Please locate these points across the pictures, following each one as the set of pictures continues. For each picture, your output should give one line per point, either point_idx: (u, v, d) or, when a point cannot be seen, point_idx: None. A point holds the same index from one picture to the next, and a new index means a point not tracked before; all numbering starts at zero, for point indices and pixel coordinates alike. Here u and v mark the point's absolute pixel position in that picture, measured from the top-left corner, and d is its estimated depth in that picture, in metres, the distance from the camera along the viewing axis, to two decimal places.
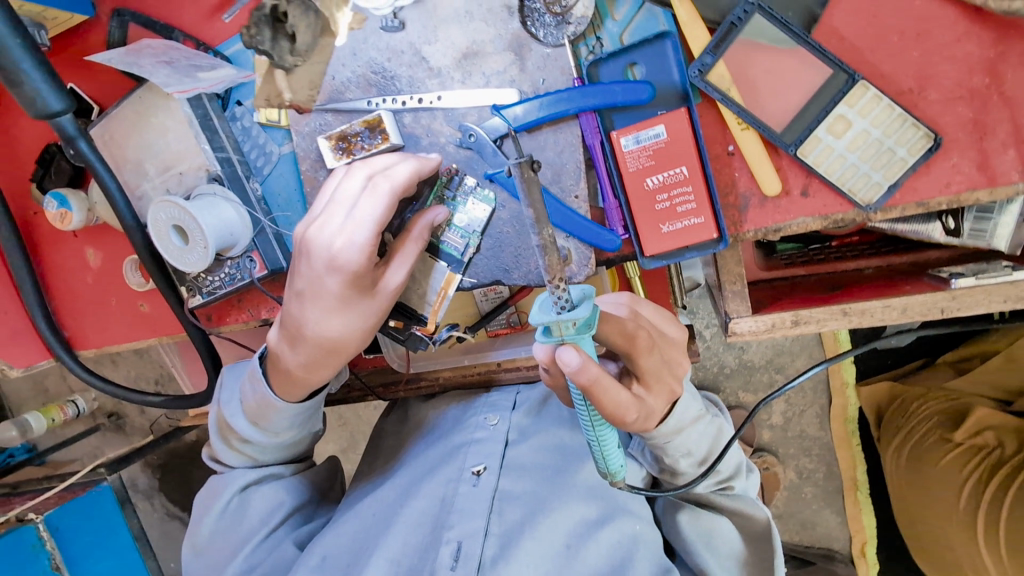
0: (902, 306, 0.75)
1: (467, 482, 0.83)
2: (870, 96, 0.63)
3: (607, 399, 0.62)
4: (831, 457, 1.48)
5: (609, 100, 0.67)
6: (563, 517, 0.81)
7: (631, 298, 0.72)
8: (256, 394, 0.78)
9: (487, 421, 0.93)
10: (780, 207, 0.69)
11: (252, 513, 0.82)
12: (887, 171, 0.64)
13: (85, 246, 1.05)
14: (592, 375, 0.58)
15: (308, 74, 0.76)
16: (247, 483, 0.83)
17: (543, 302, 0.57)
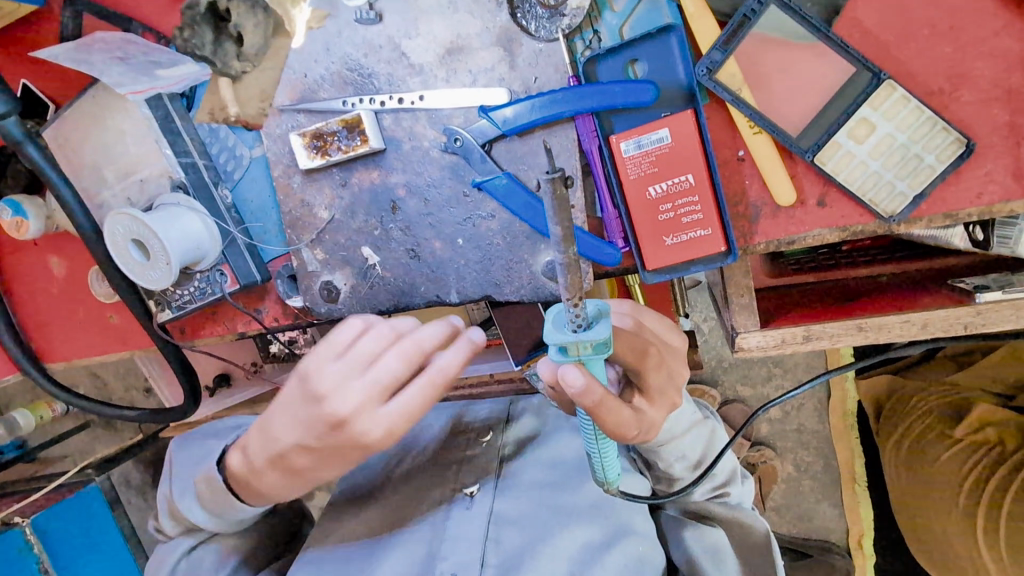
0: (922, 322, 0.70)
1: (460, 504, 0.80)
2: (897, 97, 0.57)
3: (612, 419, 0.57)
4: (829, 450, 1.42)
5: (608, 101, 0.61)
6: (565, 543, 0.77)
7: (633, 307, 0.68)
8: (208, 486, 0.73)
9: (479, 439, 0.89)
10: (794, 218, 0.63)
11: (204, 568, 0.78)
12: (913, 180, 0.58)
13: (47, 255, 0.98)
14: (596, 397, 0.53)
15: (256, 82, 0.74)
16: (190, 546, 0.79)
17: (557, 317, 0.52)
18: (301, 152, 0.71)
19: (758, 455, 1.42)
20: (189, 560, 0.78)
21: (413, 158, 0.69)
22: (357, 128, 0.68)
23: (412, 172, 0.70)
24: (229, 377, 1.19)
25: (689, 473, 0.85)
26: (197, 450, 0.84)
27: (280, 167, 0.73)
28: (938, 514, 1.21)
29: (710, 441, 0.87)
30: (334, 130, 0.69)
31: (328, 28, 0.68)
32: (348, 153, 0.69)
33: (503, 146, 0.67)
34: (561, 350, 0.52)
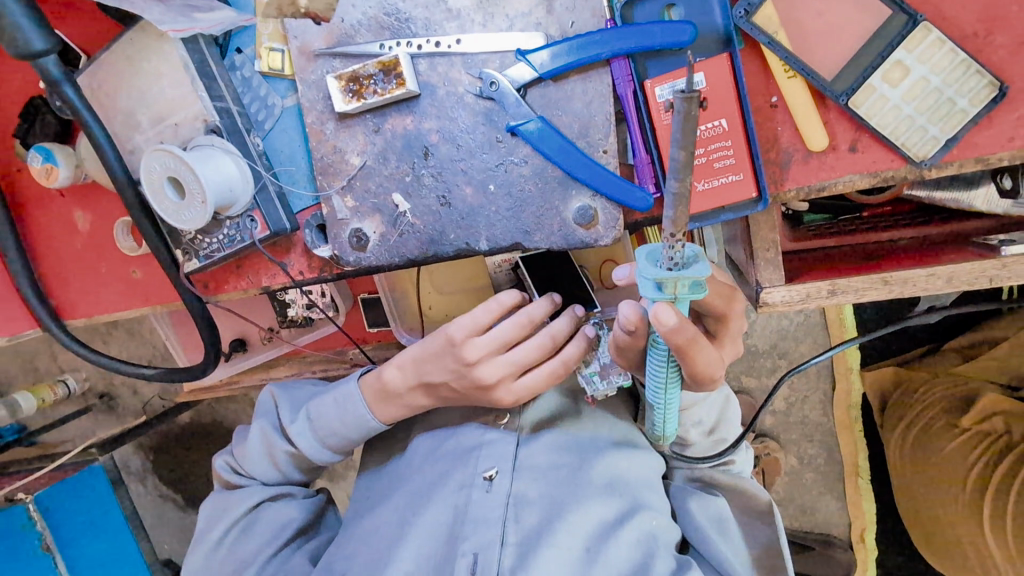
0: (947, 276, 0.71)
1: (479, 488, 0.79)
2: (932, 39, 0.58)
3: (700, 361, 0.58)
4: (832, 442, 1.43)
5: (646, 42, 0.62)
6: (582, 519, 0.77)
7: (699, 261, 0.66)
8: (344, 415, 0.80)
9: (498, 420, 0.86)
10: (826, 164, 0.64)
11: (260, 530, 0.83)
12: (945, 124, 0.59)
13: (73, 207, 0.99)
14: (689, 334, 0.54)
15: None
16: (267, 497, 0.85)
17: (651, 254, 0.52)
18: (337, 94, 0.72)
19: (762, 446, 1.43)
20: (255, 514, 0.84)
21: (447, 104, 0.70)
22: (394, 70, 0.69)
23: (445, 118, 0.71)
24: (245, 342, 1.17)
25: (703, 438, 0.88)
26: (295, 392, 0.89)
27: (313, 113, 0.74)
28: (943, 509, 1.20)
29: (725, 408, 0.91)
30: (370, 73, 0.70)
31: None
32: (383, 96, 0.70)
33: (537, 91, 0.67)
34: (657, 288, 0.51)
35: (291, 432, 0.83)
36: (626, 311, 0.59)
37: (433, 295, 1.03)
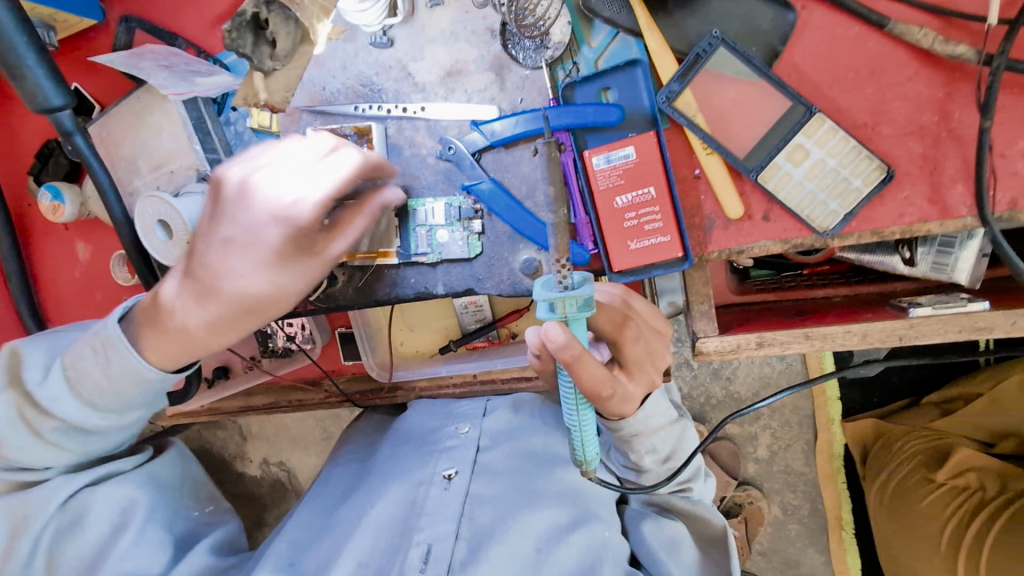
0: (862, 332, 0.77)
1: (438, 485, 0.85)
2: (826, 128, 0.66)
3: (592, 379, 0.59)
4: (815, 494, 1.44)
5: (582, 120, 0.70)
6: (532, 522, 0.80)
7: (626, 290, 0.72)
8: (109, 367, 0.65)
9: (459, 430, 0.95)
10: (743, 230, 0.72)
11: (102, 517, 0.73)
12: (843, 200, 0.67)
13: (75, 239, 1.07)
14: (577, 351, 0.56)
15: (284, 79, 0.79)
16: (79, 489, 0.73)
17: (546, 280, 0.57)
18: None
19: (745, 495, 1.44)
20: (72, 507, 0.72)
21: (411, 163, 0.79)
22: (366, 134, 0.78)
23: (409, 175, 0.79)
24: (228, 369, 1.22)
25: (658, 466, 0.92)
26: (46, 338, 0.73)
27: None
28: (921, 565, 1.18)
29: (680, 438, 0.94)
30: (346, 134, 0.78)
31: (346, 49, 0.78)
32: None
33: (491, 156, 0.76)
34: (550, 309, 0.56)
35: (71, 378, 0.66)
36: (531, 338, 0.62)
37: (404, 332, 1.12)
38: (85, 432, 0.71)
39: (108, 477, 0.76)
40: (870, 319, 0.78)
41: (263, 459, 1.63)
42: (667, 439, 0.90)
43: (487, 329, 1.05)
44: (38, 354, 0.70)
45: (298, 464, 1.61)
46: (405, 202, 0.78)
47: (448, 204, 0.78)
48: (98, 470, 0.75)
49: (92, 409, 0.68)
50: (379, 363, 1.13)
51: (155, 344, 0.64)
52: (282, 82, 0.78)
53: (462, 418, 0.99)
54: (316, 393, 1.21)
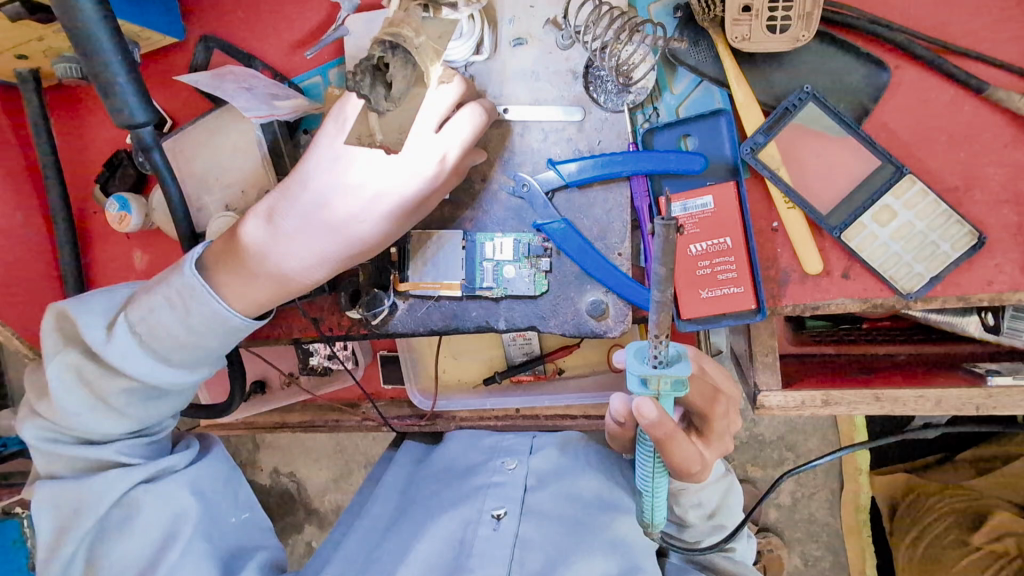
0: (936, 398, 0.75)
1: (487, 525, 0.84)
2: (916, 189, 0.65)
3: (678, 455, 0.64)
4: (838, 547, 1.33)
5: (662, 166, 0.70)
6: (584, 572, 0.79)
7: (697, 352, 0.71)
8: (190, 319, 0.64)
9: (506, 466, 0.93)
10: (821, 286, 0.70)
11: (152, 527, 0.68)
12: (930, 263, 0.65)
13: (134, 248, 1.09)
14: (667, 430, 0.60)
15: (399, 121, 0.52)
16: (135, 484, 0.68)
17: (639, 351, 0.59)
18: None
19: (766, 542, 1.33)
20: (125, 503, 0.68)
21: (482, 196, 0.79)
22: None
23: (479, 209, 0.79)
24: (265, 385, 1.21)
25: (703, 522, 0.91)
26: (107, 294, 0.69)
27: None
28: None
29: (724, 496, 0.94)
30: None
31: None
32: None
33: (563, 195, 0.76)
34: (642, 384, 0.58)
35: (142, 336, 0.64)
36: (618, 403, 0.66)
37: (447, 360, 1.11)
38: (147, 394, 0.67)
39: (161, 473, 0.71)
40: (944, 385, 0.76)
41: (273, 469, 1.61)
42: (714, 492, 0.91)
43: (535, 364, 1.05)
44: (95, 316, 0.66)
45: (308, 476, 1.59)
46: (474, 236, 0.79)
47: (518, 241, 0.78)
48: (154, 464, 0.70)
49: (164, 367, 0.65)
50: (422, 390, 1.13)
51: (232, 285, 0.65)
52: (397, 127, 0.51)
53: (507, 453, 0.97)
54: (353, 415, 1.20)
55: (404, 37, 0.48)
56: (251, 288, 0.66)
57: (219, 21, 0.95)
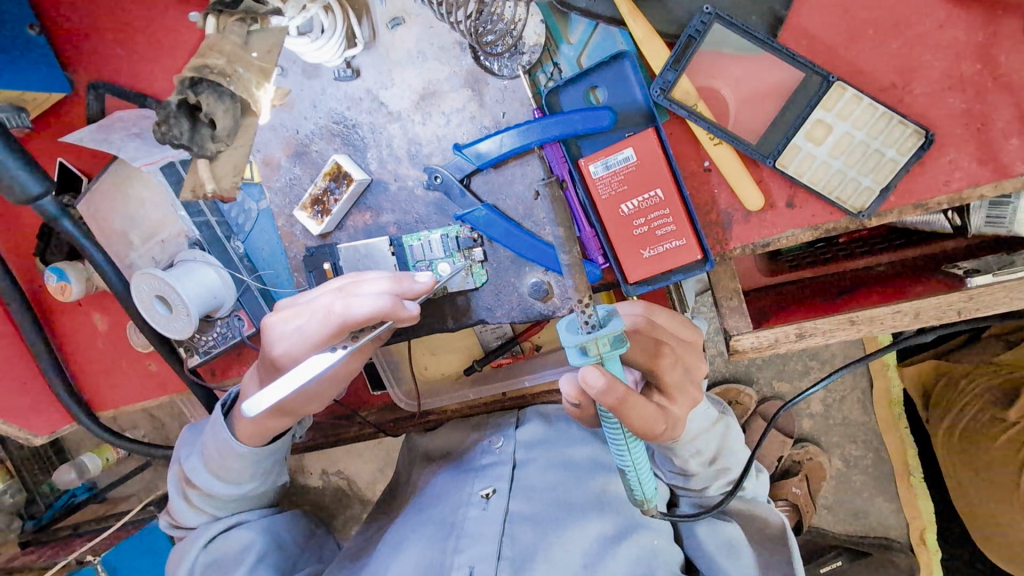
0: (913, 311, 0.70)
1: (477, 506, 0.86)
2: (848, 97, 0.58)
3: (638, 418, 0.58)
4: (878, 442, 1.21)
5: (570, 130, 0.64)
6: (578, 536, 0.83)
7: (646, 306, 0.64)
8: (220, 444, 0.73)
9: (493, 445, 0.98)
10: (766, 220, 0.65)
11: (226, 560, 0.75)
12: (877, 174, 0.59)
13: (91, 312, 1.09)
14: (621, 396, 0.53)
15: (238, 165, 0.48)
16: (214, 535, 0.76)
17: (569, 324, 0.54)
18: (308, 222, 0.76)
19: (803, 452, 1.21)
20: (211, 551, 0.75)
21: (400, 197, 0.74)
22: (341, 174, 0.74)
23: (400, 211, 0.75)
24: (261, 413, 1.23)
25: (705, 469, 0.88)
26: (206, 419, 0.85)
27: (283, 217, 0.79)
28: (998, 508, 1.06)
29: (725, 438, 0.90)
30: (325, 188, 0.75)
31: (312, 86, 0.73)
32: (343, 200, 0.74)
33: (480, 178, 0.71)
34: (582, 353, 0.54)
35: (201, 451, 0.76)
36: (569, 386, 0.60)
37: (428, 357, 1.09)
38: (212, 495, 0.76)
39: (238, 523, 0.78)
40: (922, 296, 0.70)
41: (324, 470, 1.37)
42: (712, 437, 0.88)
43: (511, 346, 1.01)
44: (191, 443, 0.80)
45: (356, 471, 1.35)
46: (399, 239, 0.74)
47: (445, 236, 0.73)
48: (232, 516, 0.78)
49: (213, 481, 0.76)
50: (405, 393, 1.12)
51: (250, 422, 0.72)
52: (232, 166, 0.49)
53: (496, 431, 1.01)
54: (351, 426, 1.21)
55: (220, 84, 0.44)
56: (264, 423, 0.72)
57: (103, 63, 0.90)
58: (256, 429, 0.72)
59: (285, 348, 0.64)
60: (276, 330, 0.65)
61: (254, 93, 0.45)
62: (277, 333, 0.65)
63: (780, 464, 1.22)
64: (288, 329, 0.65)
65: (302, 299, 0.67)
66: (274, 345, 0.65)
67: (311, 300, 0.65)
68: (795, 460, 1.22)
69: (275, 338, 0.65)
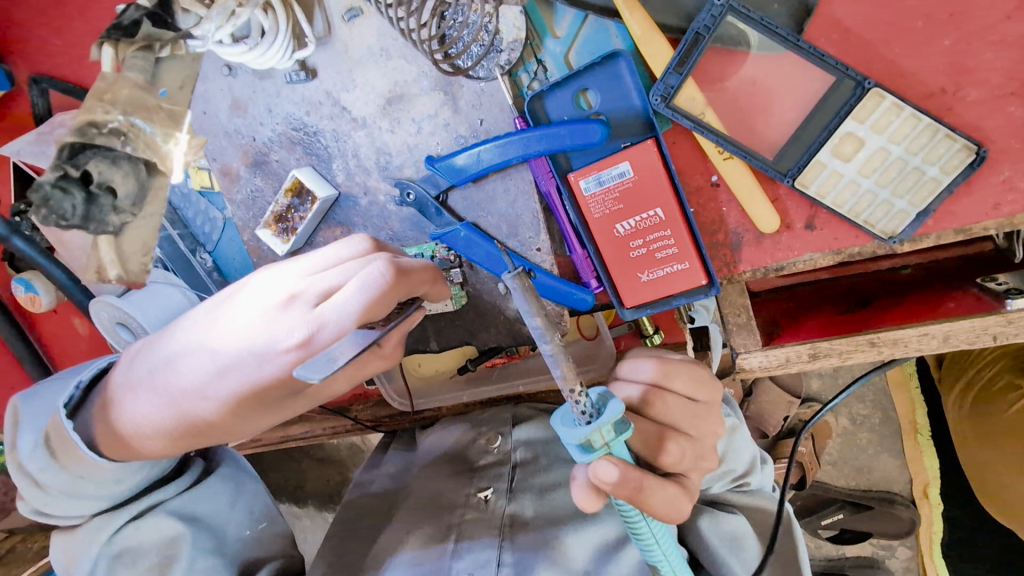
0: (943, 334, 0.63)
1: (474, 507, 0.76)
2: (886, 106, 0.49)
3: (657, 502, 0.54)
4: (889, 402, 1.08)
5: (556, 146, 0.55)
6: (580, 541, 0.73)
7: (662, 370, 0.59)
8: (118, 426, 0.54)
9: (490, 442, 0.84)
10: (781, 243, 0.57)
11: (149, 551, 0.62)
12: (915, 196, 0.51)
13: (71, 316, 1.03)
14: (635, 484, 0.51)
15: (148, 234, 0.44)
16: (124, 525, 0.60)
17: (564, 416, 0.50)
18: (273, 242, 0.67)
19: (810, 412, 1.09)
20: (120, 546, 0.61)
21: (371, 213, 0.66)
22: (304, 190, 0.65)
23: (372, 228, 0.67)
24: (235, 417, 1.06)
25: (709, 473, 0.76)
26: (47, 391, 0.62)
27: (248, 231, 0.70)
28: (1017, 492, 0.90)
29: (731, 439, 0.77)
30: (287, 205, 0.66)
31: (265, 88, 0.63)
32: (307, 220, 0.66)
33: (458, 194, 0.63)
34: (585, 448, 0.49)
35: (56, 450, 0.57)
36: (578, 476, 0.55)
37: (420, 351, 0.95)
38: (79, 493, 0.58)
39: (150, 507, 0.62)
40: (952, 316, 0.63)
41: None
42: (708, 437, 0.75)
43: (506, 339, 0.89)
44: (37, 424, 0.59)
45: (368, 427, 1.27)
46: None
47: (419, 256, 0.66)
48: (138, 501, 0.61)
49: (81, 481, 0.57)
50: (396, 390, 0.95)
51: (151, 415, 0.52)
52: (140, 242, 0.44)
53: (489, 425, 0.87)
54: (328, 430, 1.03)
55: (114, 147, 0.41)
56: (164, 426, 0.52)
57: (43, 54, 0.80)
58: (157, 446, 0.54)
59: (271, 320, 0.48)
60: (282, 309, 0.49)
61: (160, 149, 0.43)
62: (281, 313, 0.49)
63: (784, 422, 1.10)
64: (292, 309, 0.49)
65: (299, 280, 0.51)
66: (267, 330, 0.48)
67: (320, 276, 0.50)
68: (802, 420, 1.09)
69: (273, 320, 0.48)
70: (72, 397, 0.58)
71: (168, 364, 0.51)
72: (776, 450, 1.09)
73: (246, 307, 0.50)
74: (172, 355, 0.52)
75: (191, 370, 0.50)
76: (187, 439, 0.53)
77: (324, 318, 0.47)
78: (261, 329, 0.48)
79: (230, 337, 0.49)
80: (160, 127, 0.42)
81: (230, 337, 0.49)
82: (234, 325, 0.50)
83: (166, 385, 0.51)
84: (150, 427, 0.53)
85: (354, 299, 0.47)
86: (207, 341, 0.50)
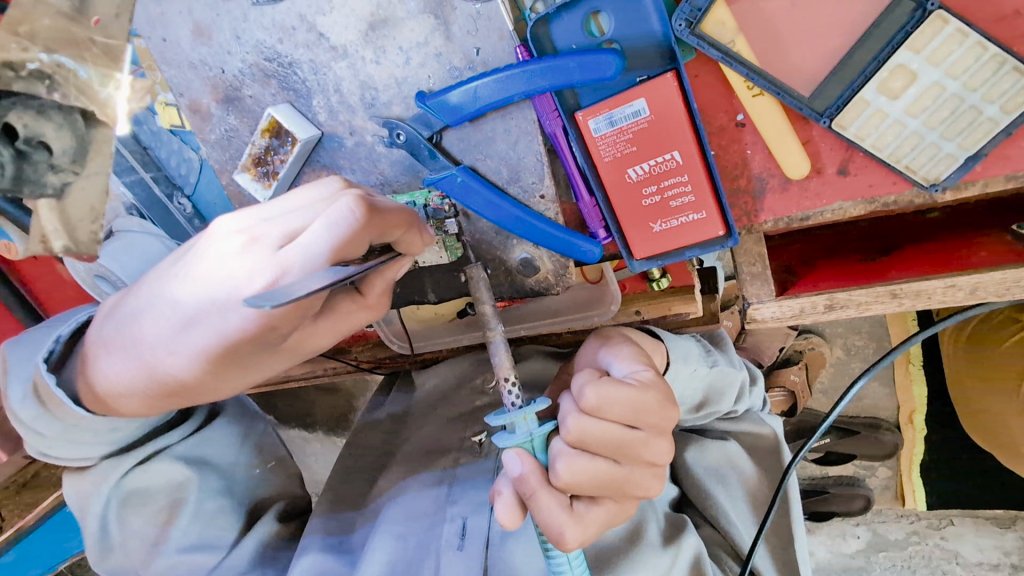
0: (971, 287, 0.59)
1: (470, 452, 0.75)
2: (949, 33, 0.43)
3: (547, 520, 0.49)
4: (884, 333, 1.06)
5: (562, 82, 0.49)
6: None
7: (597, 380, 0.51)
8: (93, 386, 0.48)
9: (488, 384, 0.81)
10: (809, 190, 0.52)
11: (156, 494, 0.61)
12: (966, 138, 0.46)
13: (54, 262, 0.98)
14: (528, 486, 0.49)
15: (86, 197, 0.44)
16: (130, 469, 0.59)
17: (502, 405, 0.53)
18: (253, 188, 0.61)
19: (805, 342, 1.07)
20: (128, 488, 0.60)
21: (359, 155, 0.60)
22: (283, 131, 0.58)
23: (361, 172, 0.61)
24: None
25: (690, 415, 0.74)
26: (36, 335, 0.56)
27: (226, 174, 0.63)
28: (1003, 422, 0.89)
29: (719, 380, 0.73)
30: (265, 147, 0.59)
31: (230, 11, 0.54)
32: (288, 162, 0.59)
33: (453, 134, 0.56)
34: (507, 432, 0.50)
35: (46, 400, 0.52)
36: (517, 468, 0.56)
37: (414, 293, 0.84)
38: (77, 440, 0.54)
39: (156, 451, 0.61)
40: (983, 267, 0.59)
41: None
42: (687, 391, 0.71)
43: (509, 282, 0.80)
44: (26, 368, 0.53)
45: None
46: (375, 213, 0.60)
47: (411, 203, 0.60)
48: (143, 448, 0.59)
49: (77, 429, 0.54)
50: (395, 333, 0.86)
51: (121, 377, 0.46)
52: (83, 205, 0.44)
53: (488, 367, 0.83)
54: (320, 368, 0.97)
55: (39, 95, 0.41)
56: (136, 387, 0.46)
57: None
58: (135, 404, 0.48)
59: (232, 269, 0.40)
60: (245, 256, 0.40)
61: (100, 94, 0.43)
62: (244, 260, 0.40)
63: (781, 352, 1.09)
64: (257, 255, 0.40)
65: (261, 221, 0.43)
66: (230, 279, 0.40)
67: (284, 221, 0.42)
68: (796, 350, 1.08)
69: (230, 267, 0.40)
70: (52, 352, 0.52)
71: (130, 318, 0.44)
72: (769, 377, 1.09)
73: (206, 251, 0.42)
74: (134, 309, 0.44)
75: (152, 323, 0.43)
76: (166, 398, 0.47)
77: (287, 263, 0.39)
78: (223, 277, 0.40)
79: (191, 287, 0.42)
80: (94, 69, 0.42)
81: (192, 289, 0.41)
82: (194, 275, 0.42)
83: (132, 343, 0.44)
84: (120, 387, 0.46)
85: (323, 239, 0.39)
86: (166, 290, 0.43)
